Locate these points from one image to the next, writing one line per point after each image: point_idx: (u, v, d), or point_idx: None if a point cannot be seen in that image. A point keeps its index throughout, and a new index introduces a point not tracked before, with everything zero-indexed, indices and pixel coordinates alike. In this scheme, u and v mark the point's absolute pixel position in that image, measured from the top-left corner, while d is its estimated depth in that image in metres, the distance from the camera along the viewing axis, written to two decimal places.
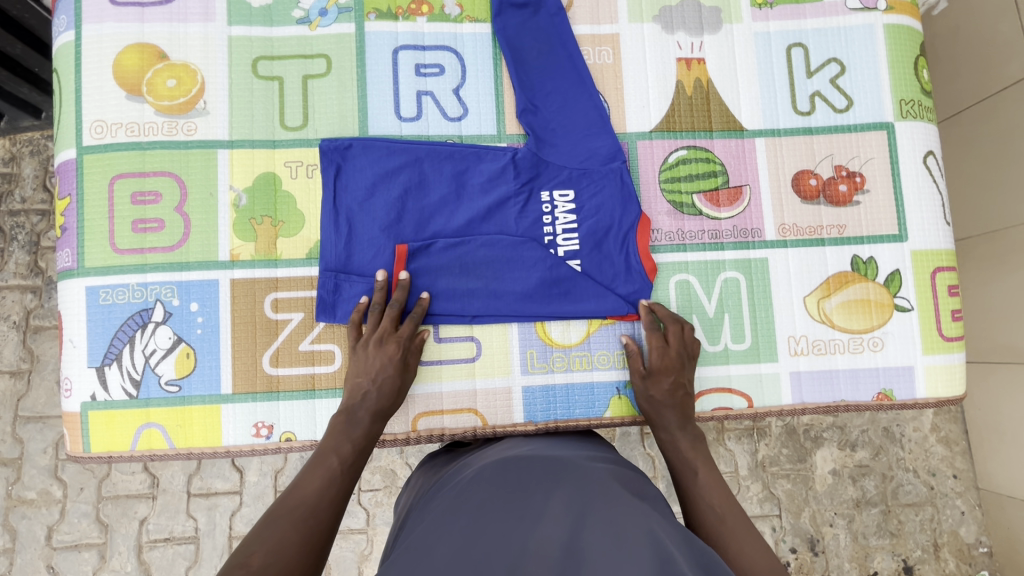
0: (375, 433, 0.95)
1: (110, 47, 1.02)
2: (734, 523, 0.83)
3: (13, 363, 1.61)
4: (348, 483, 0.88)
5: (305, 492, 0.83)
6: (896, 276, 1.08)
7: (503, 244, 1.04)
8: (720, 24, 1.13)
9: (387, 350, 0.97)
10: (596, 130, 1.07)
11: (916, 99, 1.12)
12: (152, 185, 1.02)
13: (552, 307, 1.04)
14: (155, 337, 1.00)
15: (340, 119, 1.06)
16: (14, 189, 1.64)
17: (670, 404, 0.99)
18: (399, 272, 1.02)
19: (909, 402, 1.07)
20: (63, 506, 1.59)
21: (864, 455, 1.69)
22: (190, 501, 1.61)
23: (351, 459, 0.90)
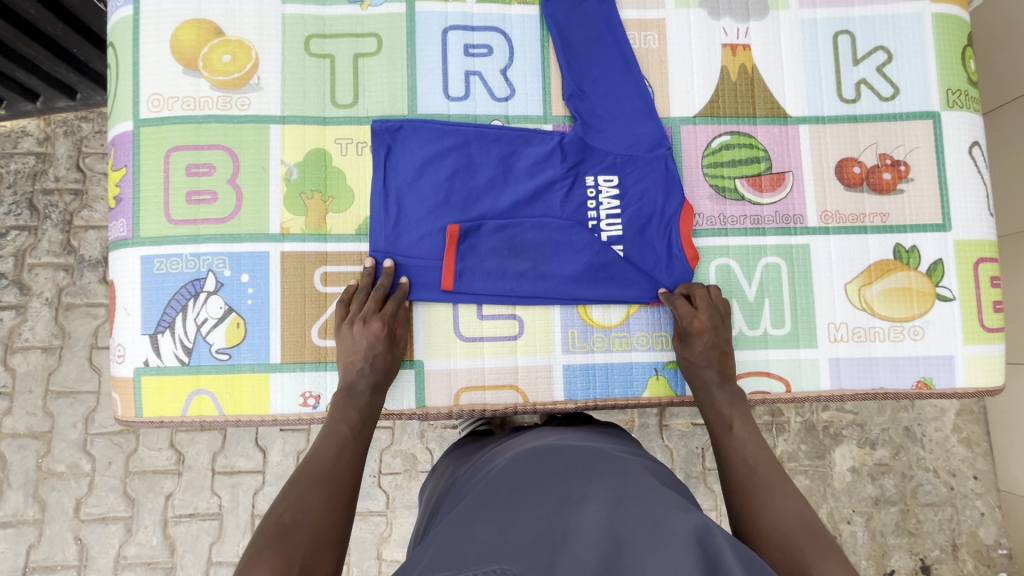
0: (377, 405, 0.98)
1: (167, 22, 1.05)
2: (767, 476, 0.87)
3: (46, 338, 1.65)
4: (359, 447, 0.92)
5: (325, 458, 0.87)
6: (939, 266, 1.08)
7: (549, 228, 1.05)
8: (767, 11, 1.14)
9: (370, 326, 0.98)
10: (641, 118, 1.08)
11: (963, 89, 1.11)
12: (206, 158, 1.04)
13: (597, 291, 1.05)
14: (206, 306, 1.02)
15: (389, 97, 1.07)
16: (49, 168, 1.68)
17: (706, 365, 1.01)
18: (449, 253, 1.03)
19: (948, 391, 1.07)
20: (92, 479, 1.63)
21: (884, 454, 1.69)
22: (215, 478, 1.65)
23: (360, 422, 0.95)
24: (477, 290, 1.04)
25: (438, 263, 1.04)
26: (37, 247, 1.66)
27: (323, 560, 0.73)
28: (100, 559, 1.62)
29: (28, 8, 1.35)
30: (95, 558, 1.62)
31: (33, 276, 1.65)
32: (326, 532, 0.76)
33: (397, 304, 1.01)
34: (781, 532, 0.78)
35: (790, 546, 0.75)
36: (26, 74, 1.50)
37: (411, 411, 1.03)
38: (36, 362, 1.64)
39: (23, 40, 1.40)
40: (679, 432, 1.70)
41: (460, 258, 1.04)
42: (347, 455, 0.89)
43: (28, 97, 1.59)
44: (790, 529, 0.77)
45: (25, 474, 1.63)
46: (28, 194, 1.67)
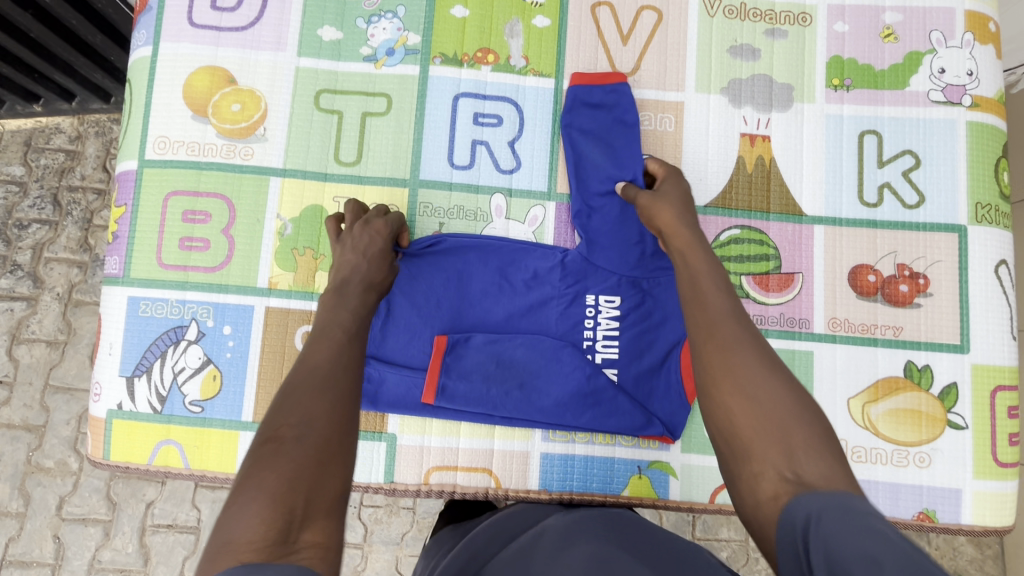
0: (370, 301, 0.89)
1: (183, 67, 1.05)
2: (744, 356, 0.70)
3: (52, 332, 1.66)
4: (358, 351, 0.79)
5: (317, 358, 0.75)
6: (952, 389, 1.01)
7: (539, 347, 1.01)
8: (791, 103, 1.09)
9: (373, 227, 0.95)
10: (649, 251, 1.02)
11: (993, 204, 1.05)
12: (203, 205, 1.03)
13: (584, 419, 1.00)
14: (185, 355, 1.01)
15: (393, 160, 1.06)
16: (76, 165, 1.71)
17: (681, 227, 0.86)
18: (434, 365, 0.98)
19: (953, 527, 0.99)
20: (77, 478, 1.63)
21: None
22: (197, 491, 1.63)
23: (353, 327, 0.82)
24: (459, 405, 0.99)
25: (421, 374, 0.99)
26: (54, 241, 1.68)
27: (330, 482, 0.63)
28: (75, 560, 1.60)
29: (69, 18, 1.38)
30: (70, 559, 1.60)
31: (47, 270, 1.67)
32: (330, 444, 0.65)
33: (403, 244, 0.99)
34: (768, 428, 0.65)
35: (783, 448, 0.63)
36: (64, 77, 1.54)
37: (379, 485, 0.99)
38: (39, 355, 1.65)
39: (61, 45, 1.43)
40: None
41: (446, 373, 0.99)
42: (346, 352, 0.77)
43: (65, 97, 1.63)
44: (781, 415, 0.65)
45: (14, 466, 1.63)
46: (53, 189, 1.70)
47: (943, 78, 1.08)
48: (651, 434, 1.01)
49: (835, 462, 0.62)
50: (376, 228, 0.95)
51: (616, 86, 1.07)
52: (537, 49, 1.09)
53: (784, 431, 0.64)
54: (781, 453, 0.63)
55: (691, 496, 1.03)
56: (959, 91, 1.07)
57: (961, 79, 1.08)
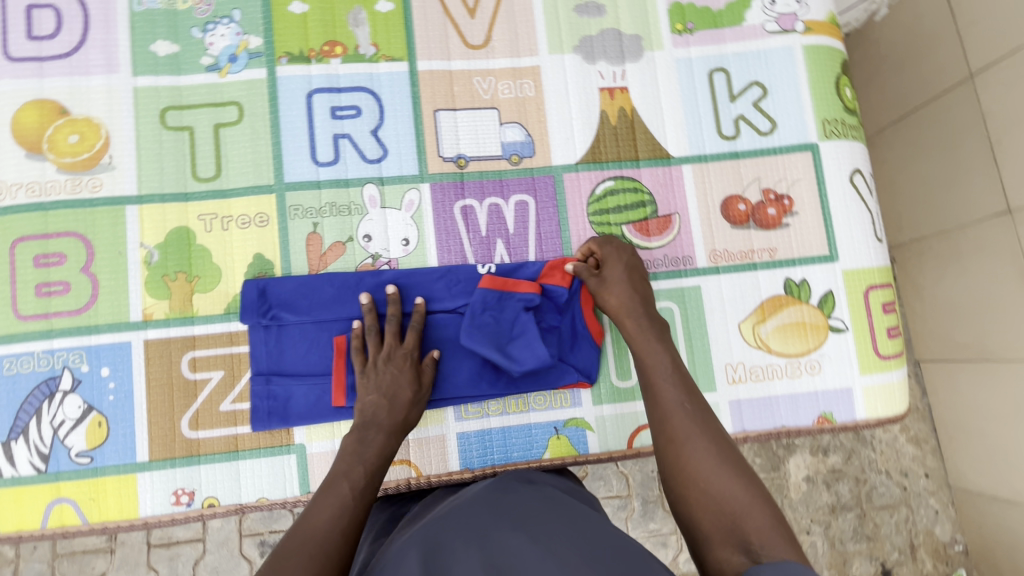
0: (388, 450, 0.89)
1: (6, 104, 0.99)
2: (692, 441, 0.81)
3: None
4: (365, 509, 0.80)
5: (319, 531, 0.74)
6: (830, 297, 1.07)
7: (440, 326, 1.01)
8: (642, 52, 1.13)
9: (394, 363, 0.94)
10: (519, 334, 1.00)
11: (838, 118, 1.12)
12: (55, 247, 0.97)
13: (499, 387, 1.01)
14: (63, 407, 0.95)
15: (254, 167, 1.02)
16: None
17: (636, 309, 0.97)
18: (337, 366, 0.97)
19: (850, 424, 1.05)
20: (16, 566, 1.55)
21: (837, 460, 1.77)
22: (151, 551, 1.57)
23: (362, 484, 0.82)
24: None
25: (327, 378, 0.98)
26: None
27: None
28: None
29: None
30: None
31: None
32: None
33: (430, 372, 0.97)
34: (723, 521, 0.73)
35: (736, 537, 0.71)
36: None
37: (294, 499, 0.96)
38: None
39: None
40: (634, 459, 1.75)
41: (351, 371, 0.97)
42: (348, 514, 0.78)
43: None
44: (736, 510, 0.73)
45: None
46: None
47: (776, 9, 1.13)
48: (568, 382, 1.03)
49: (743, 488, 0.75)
50: (402, 363, 0.94)
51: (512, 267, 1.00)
52: (385, 34, 1.07)
53: (737, 523, 0.72)
54: (715, 517, 0.73)
55: (609, 446, 1.04)
56: (791, 18, 1.13)
57: (792, 7, 1.14)
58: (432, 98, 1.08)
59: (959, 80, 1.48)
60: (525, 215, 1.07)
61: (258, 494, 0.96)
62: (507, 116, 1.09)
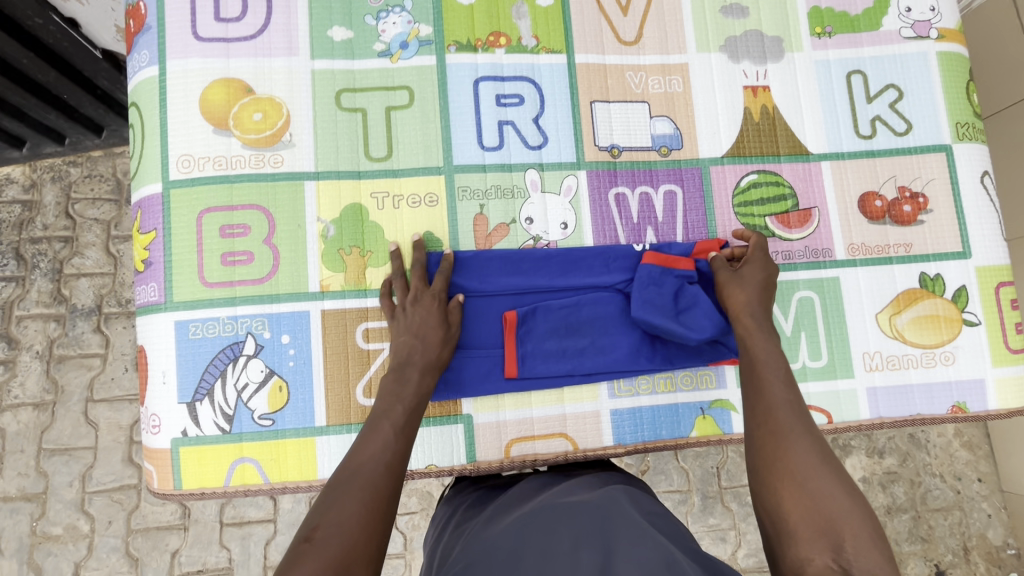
0: (425, 389, 0.92)
1: (195, 82, 1.03)
2: (793, 433, 0.83)
3: (37, 394, 1.63)
4: (403, 446, 0.85)
5: (366, 471, 0.79)
6: (963, 292, 1.12)
7: (600, 303, 1.06)
8: (783, 53, 1.18)
9: (422, 304, 0.97)
10: (687, 305, 1.05)
11: (970, 122, 1.17)
12: (240, 218, 1.02)
13: (656, 363, 1.06)
14: (246, 370, 0.99)
15: (424, 150, 1.07)
16: (36, 216, 1.68)
17: (755, 309, 0.98)
18: (510, 340, 1.02)
19: (982, 414, 1.10)
20: (91, 540, 1.61)
21: (892, 462, 1.81)
22: (223, 530, 1.64)
23: (401, 422, 0.87)
24: (540, 372, 1.03)
25: (498, 351, 1.02)
26: (25, 297, 1.65)
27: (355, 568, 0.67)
28: None
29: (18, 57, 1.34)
30: None
31: (21, 329, 1.65)
32: (360, 546, 0.69)
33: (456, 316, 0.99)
34: (815, 514, 0.74)
35: (828, 537, 0.71)
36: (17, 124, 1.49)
37: (462, 467, 1.01)
38: (27, 420, 1.62)
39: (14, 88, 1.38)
40: (693, 454, 1.79)
41: (522, 345, 1.03)
42: (392, 451, 0.83)
43: (16, 145, 1.59)
44: (828, 499, 0.75)
45: (19, 540, 1.60)
46: (14, 243, 1.67)
47: (911, 16, 1.19)
48: (720, 360, 1.07)
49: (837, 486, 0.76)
50: (432, 303, 0.97)
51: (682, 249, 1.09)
52: (545, 27, 1.13)
53: (832, 526, 0.72)
54: (808, 506, 0.75)
55: None
56: (926, 25, 1.19)
57: (926, 15, 1.19)
58: (589, 90, 1.12)
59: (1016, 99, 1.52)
60: (674, 203, 1.12)
61: (427, 461, 1.01)
62: (657, 110, 1.14)
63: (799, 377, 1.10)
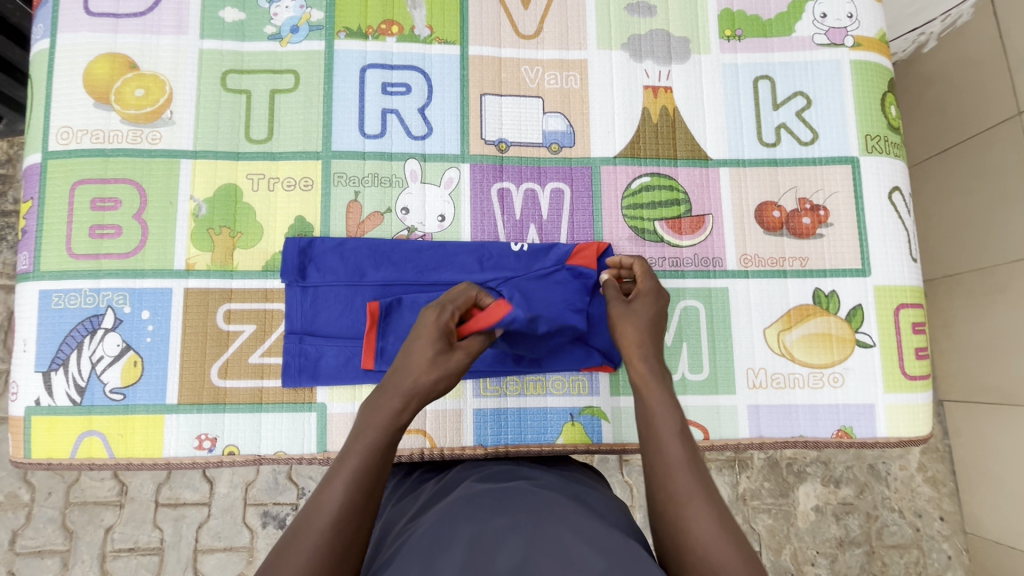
0: (399, 420, 0.78)
1: (82, 56, 1.04)
2: (684, 482, 0.72)
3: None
4: (371, 492, 0.71)
5: (315, 525, 0.66)
6: (858, 311, 1.06)
7: None
8: (689, 54, 1.14)
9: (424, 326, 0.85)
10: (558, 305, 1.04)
11: (882, 135, 1.12)
12: (112, 192, 1.02)
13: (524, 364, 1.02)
14: (103, 343, 0.99)
15: (304, 134, 1.06)
16: (8, 189, 1.62)
17: (641, 347, 0.89)
18: (369, 331, 0.99)
19: (870, 441, 1.04)
20: (30, 509, 1.56)
21: (849, 493, 1.69)
22: (158, 510, 1.58)
23: (362, 464, 0.72)
24: None
25: (358, 341, 1.00)
26: None
27: None
28: None
29: None
30: None
31: None
32: None
33: (467, 346, 0.85)
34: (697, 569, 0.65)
35: None
36: None
37: (311, 455, 0.99)
38: None
39: None
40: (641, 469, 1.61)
41: (384, 337, 0.99)
42: (352, 497, 0.69)
43: None
44: None
45: None
46: None
47: (827, 22, 1.14)
48: (592, 365, 1.04)
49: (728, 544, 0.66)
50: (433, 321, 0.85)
51: (561, 250, 1.06)
52: (440, 18, 1.11)
53: None
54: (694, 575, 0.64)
55: (623, 438, 1.05)
56: (841, 32, 1.14)
57: (843, 21, 1.14)
58: (480, 82, 1.11)
59: (1008, 117, 1.42)
60: (560, 202, 1.09)
61: (276, 448, 0.99)
62: (550, 105, 1.11)
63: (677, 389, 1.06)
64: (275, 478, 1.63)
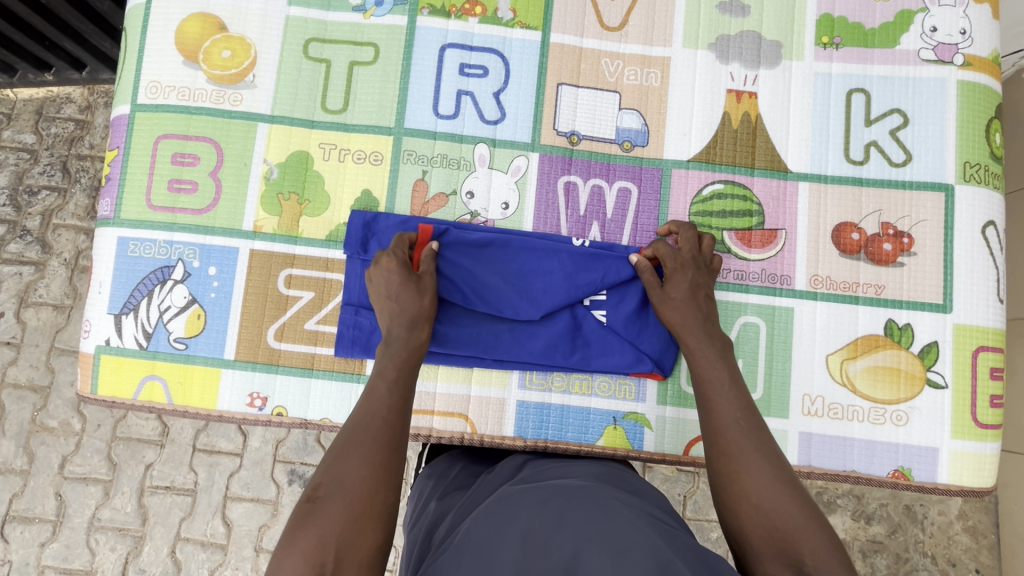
0: (416, 341, 0.90)
1: (176, 13, 1.07)
2: (749, 456, 0.77)
3: (59, 297, 1.68)
4: (403, 401, 0.83)
5: (366, 429, 0.77)
6: (933, 348, 1.00)
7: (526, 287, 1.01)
8: (779, 60, 1.09)
9: (382, 266, 0.94)
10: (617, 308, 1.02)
11: (983, 163, 1.04)
12: (192, 148, 1.05)
13: (573, 361, 1.01)
14: (171, 294, 1.03)
15: (378, 108, 1.07)
16: (86, 136, 1.72)
17: (694, 325, 0.92)
18: None
19: (928, 486, 0.98)
20: (80, 438, 1.65)
21: (879, 531, 1.62)
22: (194, 454, 1.66)
23: (394, 376, 0.85)
24: (449, 349, 1.00)
25: None
26: (63, 208, 1.69)
27: (363, 540, 0.67)
28: (76, 518, 1.62)
29: None
30: (71, 516, 1.62)
31: (55, 236, 1.69)
32: (368, 499, 0.70)
33: (428, 267, 0.95)
34: (776, 538, 0.70)
35: (790, 556, 0.68)
36: (74, 46, 1.56)
37: None
38: (45, 318, 1.67)
39: (70, 12, 1.46)
40: (663, 477, 1.60)
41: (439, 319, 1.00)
42: (390, 405, 0.81)
43: (75, 66, 1.65)
44: (790, 529, 0.70)
45: (19, 424, 1.65)
46: (63, 157, 1.71)
47: (936, 36, 1.06)
48: (641, 371, 1.01)
49: (794, 499, 0.73)
50: (388, 260, 0.94)
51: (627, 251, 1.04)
52: (525, 2, 1.09)
53: (790, 541, 0.69)
54: (765, 528, 0.71)
55: (664, 448, 1.02)
56: (951, 49, 1.06)
57: (954, 37, 1.06)
58: (558, 71, 1.08)
59: None
60: (626, 201, 1.06)
61: (322, 414, 1.01)
62: (627, 101, 1.08)
63: None
64: (305, 439, 1.67)
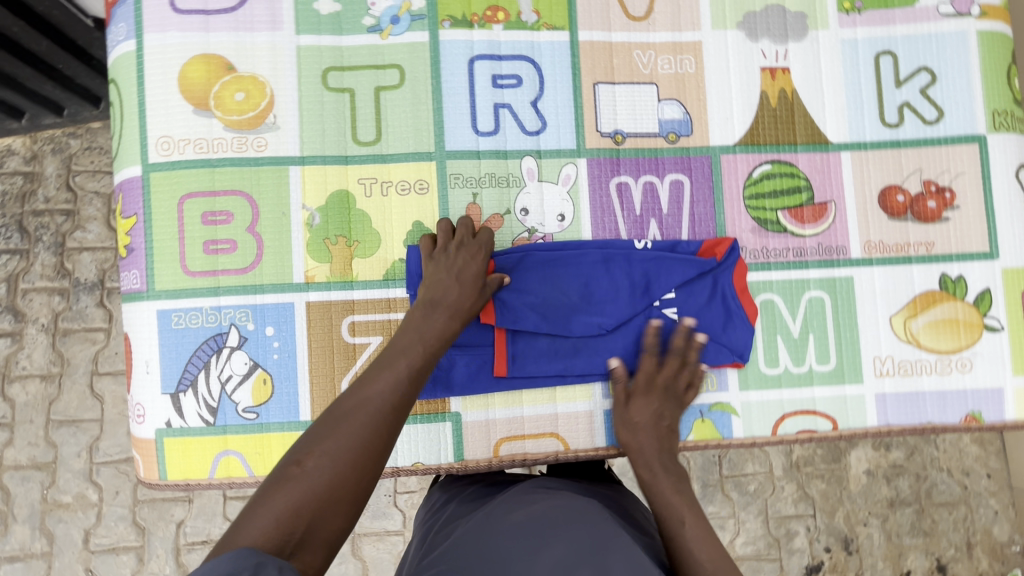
0: (450, 332, 0.89)
1: (174, 57, 0.98)
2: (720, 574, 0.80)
3: (44, 366, 1.52)
4: (411, 392, 0.81)
5: (364, 413, 0.76)
6: (987, 295, 1.05)
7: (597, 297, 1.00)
8: (806, 31, 1.08)
9: (466, 252, 0.95)
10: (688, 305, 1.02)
11: (1008, 110, 1.08)
12: (222, 205, 0.98)
13: None
14: (230, 362, 0.96)
15: (415, 135, 1.01)
16: (37, 188, 1.55)
17: (649, 456, 0.94)
18: (500, 338, 0.99)
19: (998, 424, 1.05)
20: (100, 509, 1.52)
21: (898, 455, 1.70)
22: (227, 503, 1.54)
23: (419, 363, 0.84)
24: (531, 372, 0.99)
25: (488, 350, 0.99)
26: (28, 271, 1.53)
27: (334, 518, 0.68)
28: None
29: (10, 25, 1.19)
30: None
31: (26, 302, 1.53)
32: (350, 481, 0.70)
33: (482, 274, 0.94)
34: None
35: None
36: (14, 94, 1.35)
37: (447, 465, 0.99)
38: (35, 391, 1.52)
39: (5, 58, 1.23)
40: None
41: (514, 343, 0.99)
42: (400, 390, 0.80)
43: (13, 116, 1.43)
44: None
45: (30, 506, 1.51)
46: (16, 216, 1.53)
47: None
48: (721, 362, 1.02)
49: None
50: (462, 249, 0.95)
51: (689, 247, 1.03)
52: (547, 2, 1.04)
53: None
54: None
55: (753, 432, 1.04)
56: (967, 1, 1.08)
57: None
58: (592, 70, 1.05)
59: None
60: (680, 194, 1.05)
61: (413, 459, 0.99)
62: (665, 92, 1.06)
63: (806, 381, 1.05)
64: None
